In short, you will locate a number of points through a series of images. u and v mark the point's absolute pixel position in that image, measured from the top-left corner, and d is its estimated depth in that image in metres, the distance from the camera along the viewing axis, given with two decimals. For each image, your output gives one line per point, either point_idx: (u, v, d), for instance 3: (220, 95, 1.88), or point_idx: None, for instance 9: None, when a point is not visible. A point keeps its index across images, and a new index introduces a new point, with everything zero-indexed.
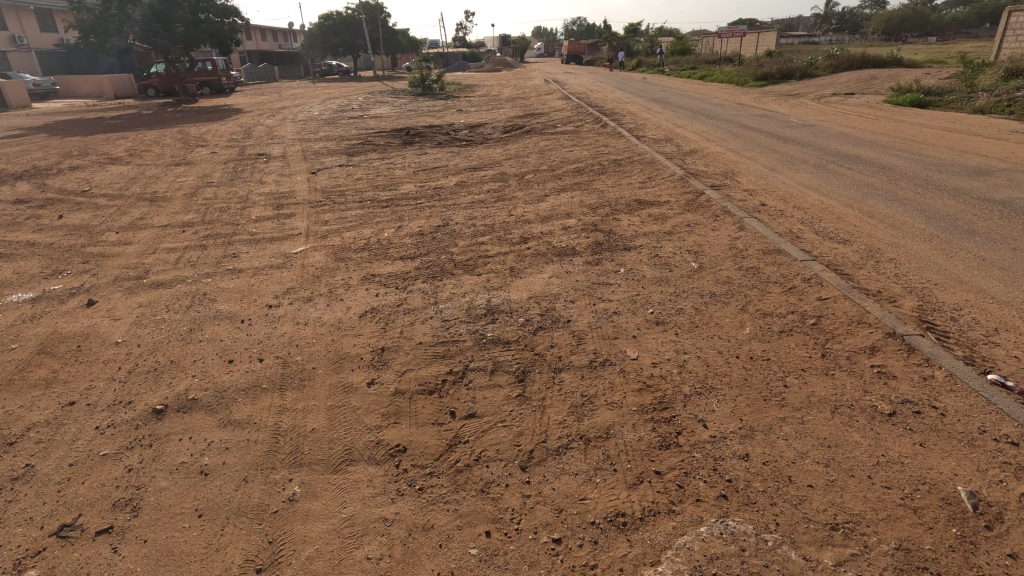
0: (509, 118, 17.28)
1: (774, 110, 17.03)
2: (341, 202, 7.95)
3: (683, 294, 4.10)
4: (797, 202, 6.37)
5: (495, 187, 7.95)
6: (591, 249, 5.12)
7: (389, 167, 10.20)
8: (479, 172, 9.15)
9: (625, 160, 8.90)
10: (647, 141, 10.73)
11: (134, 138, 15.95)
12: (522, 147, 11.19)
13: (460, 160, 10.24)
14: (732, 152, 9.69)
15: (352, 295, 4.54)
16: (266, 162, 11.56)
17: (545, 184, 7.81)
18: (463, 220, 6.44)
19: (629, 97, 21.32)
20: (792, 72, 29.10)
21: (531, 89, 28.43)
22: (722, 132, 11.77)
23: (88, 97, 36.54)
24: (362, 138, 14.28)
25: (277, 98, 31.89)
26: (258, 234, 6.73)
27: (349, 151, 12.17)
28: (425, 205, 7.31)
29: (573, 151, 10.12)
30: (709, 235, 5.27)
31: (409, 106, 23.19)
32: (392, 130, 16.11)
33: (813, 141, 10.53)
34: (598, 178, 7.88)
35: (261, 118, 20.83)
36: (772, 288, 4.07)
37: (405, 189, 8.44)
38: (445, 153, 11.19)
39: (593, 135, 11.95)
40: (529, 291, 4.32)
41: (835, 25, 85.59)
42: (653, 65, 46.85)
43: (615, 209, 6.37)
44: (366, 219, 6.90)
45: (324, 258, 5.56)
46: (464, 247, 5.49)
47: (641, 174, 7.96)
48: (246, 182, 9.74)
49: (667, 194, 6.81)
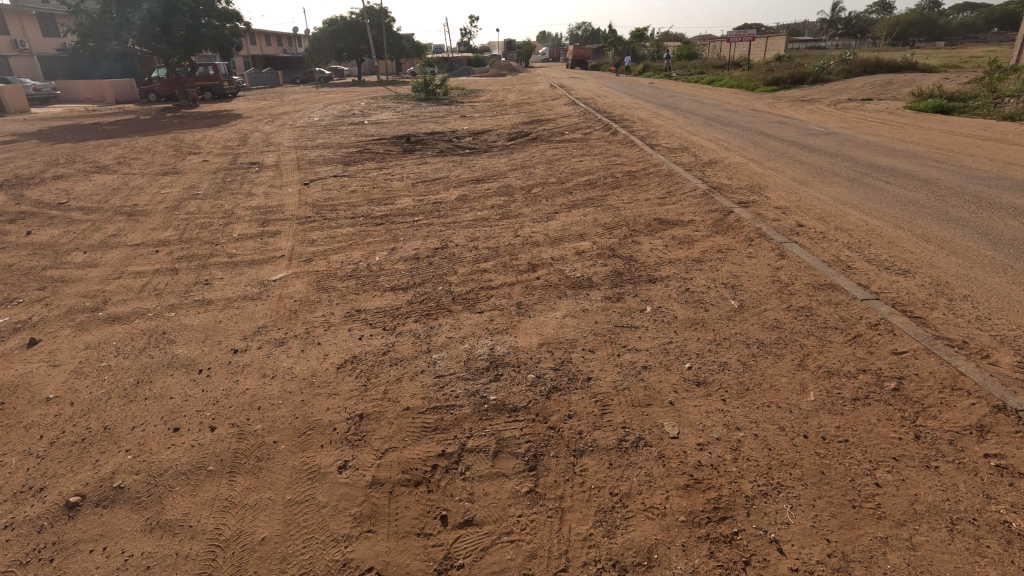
0: (514, 125, 16.65)
1: (791, 116, 16.36)
2: (332, 218, 7.31)
3: (726, 343, 3.41)
4: (837, 222, 5.68)
5: (500, 202, 7.30)
6: (611, 280, 4.44)
7: (386, 178, 9.56)
8: (483, 184, 8.50)
9: (639, 172, 8.23)
10: (662, 150, 10.07)
11: (125, 144, 15.43)
12: (528, 157, 10.54)
13: (463, 171, 9.60)
14: (755, 162, 9.01)
15: (332, 339, 3.87)
16: (257, 171, 10.94)
17: (554, 200, 7.15)
18: (464, 241, 5.78)
19: (638, 103, 20.70)
20: (804, 78, 28.38)
21: (536, 94, 27.84)
22: (741, 140, 11.09)
23: (89, 102, 36.20)
24: (360, 145, 13.70)
25: (279, 103, 31.43)
26: (238, 255, 6.09)
27: (346, 160, 11.56)
28: (423, 223, 6.65)
29: (583, 161, 9.47)
30: (746, 263, 4.58)
31: (412, 112, 22.61)
32: (393, 136, 15.52)
33: (841, 150, 9.84)
34: (612, 193, 7.21)
35: (260, 124, 20.31)
36: (833, 337, 3.38)
37: (403, 204, 7.79)
38: (447, 163, 10.56)
39: (603, 144, 11.31)
40: (540, 336, 3.64)
41: (842, 29, 84.87)
42: (660, 71, 46.28)
43: (634, 230, 5.69)
44: (357, 239, 6.25)
45: (306, 288, 4.90)
46: (465, 276, 4.82)
47: (658, 188, 7.29)
48: (233, 195, 9.12)
49: (690, 213, 6.13)
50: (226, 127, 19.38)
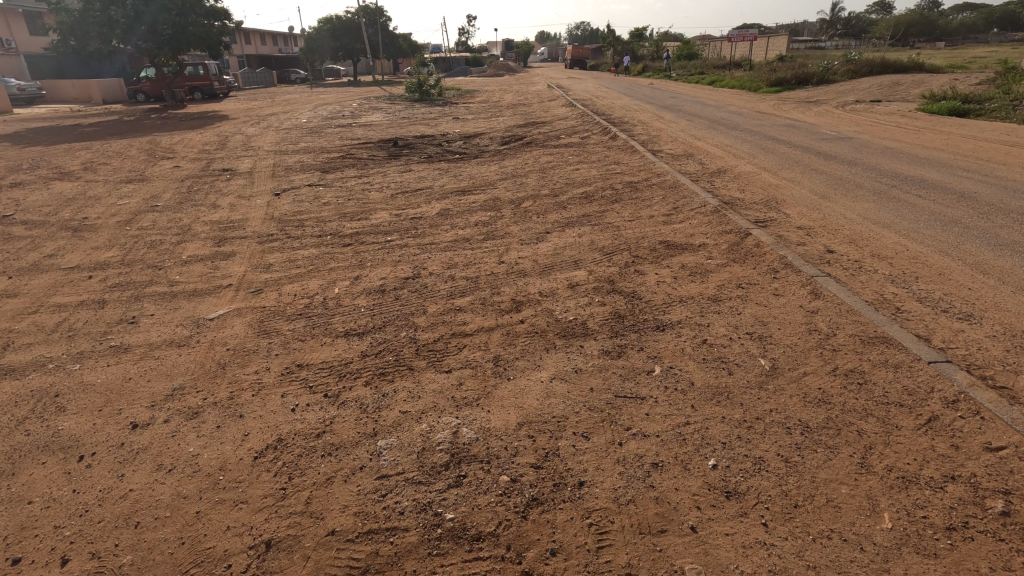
0: (508, 127, 15.85)
1: (800, 118, 15.59)
2: (296, 237, 6.50)
3: (760, 426, 2.62)
4: (874, 247, 4.90)
5: (485, 218, 6.50)
6: (611, 327, 3.63)
7: (364, 189, 8.74)
8: (468, 196, 7.69)
9: (640, 183, 7.43)
10: (665, 157, 9.29)
11: (97, 148, 14.62)
12: (520, 164, 9.75)
13: (448, 180, 8.78)
14: (768, 172, 8.21)
15: (258, 410, 3.06)
16: (227, 179, 10.10)
17: (545, 216, 6.35)
18: (439, 269, 4.98)
19: (638, 104, 19.88)
20: (808, 78, 27.56)
21: (532, 95, 27.05)
22: (749, 146, 10.30)
23: (75, 102, 35.30)
24: (344, 150, 12.93)
25: (269, 104, 30.59)
26: (180, 283, 5.29)
27: (325, 167, 10.73)
28: (396, 244, 5.84)
29: (578, 170, 8.67)
30: (773, 304, 3.79)
31: (403, 114, 21.77)
32: (380, 140, 14.74)
33: (860, 158, 9.06)
34: (612, 209, 6.40)
35: (244, 126, 19.49)
36: (901, 419, 2.59)
37: (378, 219, 6.99)
38: (433, 170, 9.75)
39: (602, 149, 10.55)
40: (519, 412, 2.85)
41: (843, 29, 84.43)
42: (659, 71, 45.59)
43: (637, 257, 4.89)
44: (320, 265, 5.44)
45: (245, 330, 4.09)
46: (436, 317, 4.03)
47: (664, 203, 6.48)
48: (195, 207, 8.30)
49: (701, 235, 5.32)
50: (207, 130, 18.54)
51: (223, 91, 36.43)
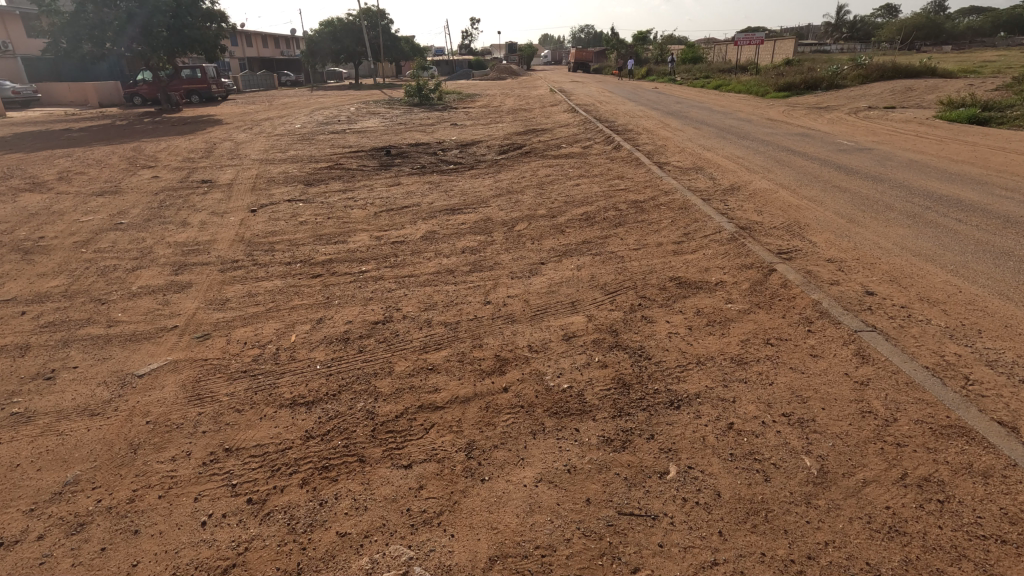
0: (507, 135, 15.19)
1: (812, 126, 14.88)
2: (262, 264, 5.82)
3: (814, 574, 1.94)
4: (920, 288, 4.21)
5: (473, 244, 5.82)
6: (613, 402, 2.95)
7: (347, 205, 8.10)
8: (457, 216, 7.01)
9: (646, 203, 6.75)
10: (673, 171, 8.63)
11: (78, 156, 14.02)
12: (517, 177, 9.08)
13: (438, 196, 8.11)
14: (786, 189, 7.52)
15: (160, 523, 2.39)
16: (204, 192, 9.45)
17: (541, 243, 5.67)
18: (415, 310, 4.31)
19: (642, 110, 19.19)
20: (817, 83, 26.82)
21: (534, 100, 26.38)
22: (763, 159, 9.61)
23: (71, 105, 34.83)
24: (333, 159, 12.30)
25: (265, 108, 30.03)
26: (120, 322, 4.62)
27: (310, 179, 10.07)
28: (371, 276, 5.16)
29: (578, 186, 7.99)
30: (812, 370, 3.11)
31: (400, 119, 21.12)
32: (373, 148, 14.11)
33: (884, 173, 8.37)
34: (615, 235, 5.72)
35: (235, 132, 18.89)
36: (1008, 569, 1.91)
37: (356, 243, 6.31)
38: (423, 183, 9.08)
39: (604, 161, 9.89)
40: (493, 538, 2.18)
41: (849, 32, 83.70)
42: (664, 74, 44.93)
43: (645, 299, 4.21)
44: (281, 302, 4.76)
45: (173, 393, 3.41)
46: (403, 380, 3.35)
47: (674, 227, 5.80)
48: (162, 225, 7.64)
49: (717, 271, 4.64)
50: (196, 136, 17.91)
51: (221, 94, 35.92)
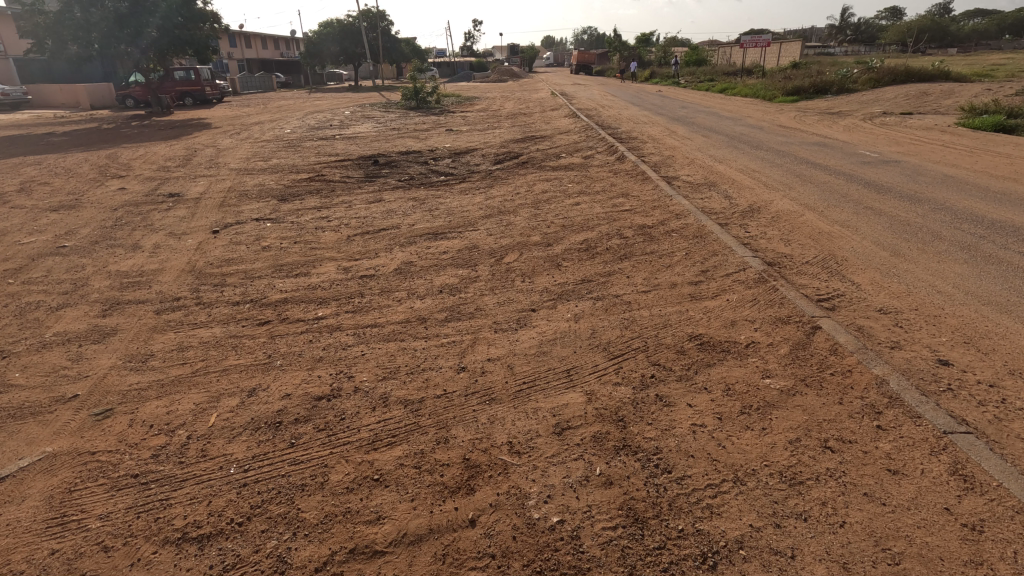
0: (503, 142, 14.38)
1: (828, 134, 14.03)
2: (205, 304, 4.97)
3: None
4: (1003, 355, 3.36)
5: (453, 282, 4.96)
6: (620, 555, 2.10)
7: (319, 226, 7.28)
8: (440, 242, 6.15)
9: (656, 230, 5.89)
10: (682, 189, 7.79)
11: (48, 164, 13.23)
12: (510, 193, 8.25)
13: (421, 216, 7.25)
14: (813, 211, 6.67)
15: None
16: (167, 208, 8.61)
17: (533, 282, 4.81)
18: (372, 379, 3.46)
19: (646, 116, 18.33)
20: (827, 87, 25.88)
21: (534, 103, 25.51)
22: (781, 174, 8.74)
23: (62, 108, 34.13)
24: (316, 169, 11.49)
25: (259, 111, 29.25)
26: (11, 386, 3.77)
27: (286, 194, 9.23)
28: (327, 324, 4.30)
29: (577, 206, 7.15)
30: (897, 502, 2.24)
31: (394, 124, 20.28)
32: (361, 156, 13.31)
33: (920, 191, 7.51)
34: (620, 272, 4.85)
35: (221, 137, 18.10)
36: None
37: (320, 277, 5.46)
38: (407, 200, 8.22)
39: (606, 175, 9.06)
40: None
41: (854, 35, 82.78)
42: (667, 77, 44.11)
43: (660, 368, 3.35)
44: (213, 361, 3.91)
45: (31, 512, 2.56)
46: (338, 499, 2.49)
47: (690, 263, 4.93)
48: (110, 249, 6.80)
49: (747, 327, 3.77)
50: (179, 141, 17.10)
51: (215, 96, 35.16)
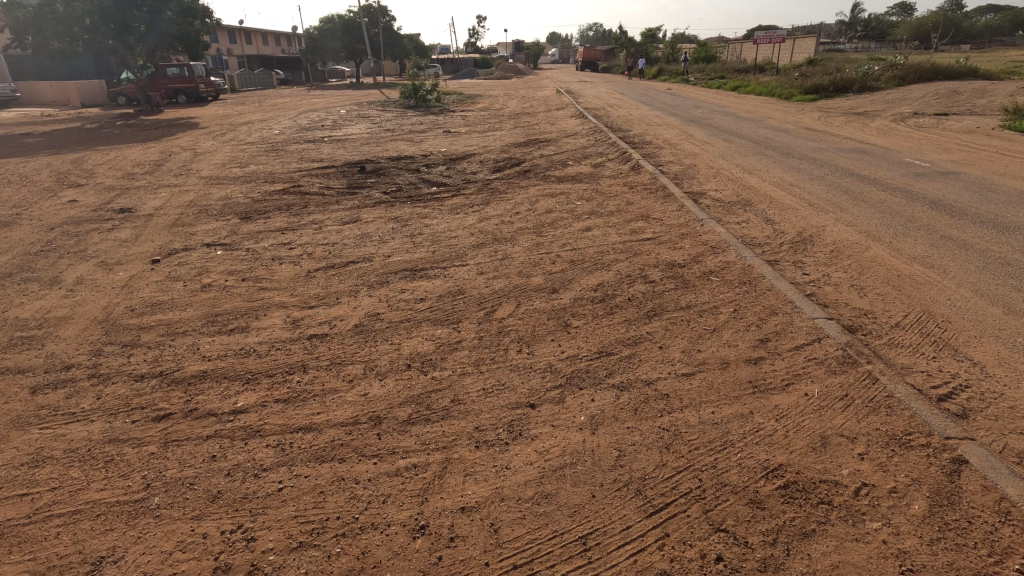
0: (504, 146, 13.18)
1: (861, 138, 12.76)
2: (100, 376, 3.76)
3: None
4: None
5: (428, 351, 3.75)
6: None
7: (280, 254, 6.09)
8: (418, 283, 4.92)
9: (689, 272, 4.67)
10: (712, 209, 6.58)
11: (6, 169, 12.09)
12: (508, 212, 7.04)
13: (400, 244, 6.03)
14: (878, 242, 5.44)
15: None
16: (110, 229, 7.40)
17: (533, 354, 3.59)
18: (280, 549, 2.25)
19: (659, 117, 17.05)
20: (848, 85, 24.48)
21: (538, 103, 24.25)
22: (826, 189, 7.51)
23: (52, 106, 33.01)
24: (294, 179, 10.32)
25: (252, 110, 28.05)
26: None
27: (252, 211, 8.01)
28: (243, 425, 3.08)
29: (588, 233, 5.92)
30: None
31: (388, 125, 19.02)
32: (348, 162, 12.12)
33: (999, 213, 6.26)
34: (651, 342, 3.63)
35: (203, 139, 16.93)
36: None
37: (259, 335, 4.23)
38: (387, 221, 7.00)
39: (620, 189, 7.85)
40: None
41: (865, 32, 81.20)
42: (675, 75, 42.72)
43: (729, 542, 2.13)
44: (66, 491, 2.69)
45: None
46: None
47: (742, 328, 3.70)
48: (21, 285, 5.60)
49: (847, 453, 2.54)
50: (157, 144, 15.93)
51: (209, 93, 33.99)
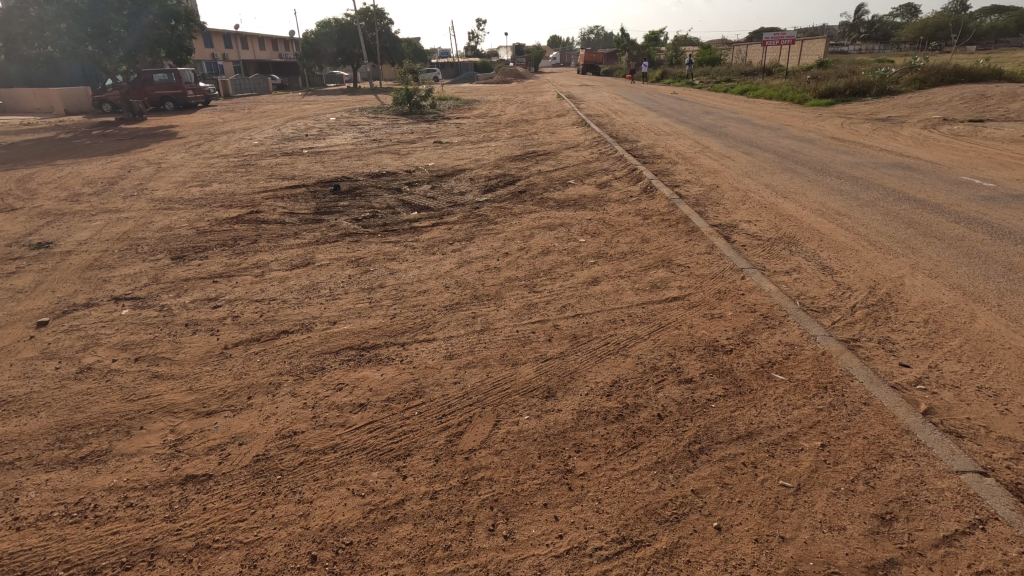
0: (498, 160, 11.85)
1: (898, 149, 11.41)
2: None
3: None
4: None
5: (351, 522, 2.40)
6: None
7: (198, 315, 4.74)
8: (361, 375, 3.57)
9: (741, 363, 3.32)
10: (750, 252, 5.23)
11: None
12: (494, 253, 5.70)
13: (353, 303, 4.69)
14: (984, 304, 4.08)
15: None
16: (10, 273, 6.06)
17: (515, 539, 2.24)
18: None
19: (667, 125, 15.77)
20: (865, 88, 23.10)
21: (538, 109, 22.93)
22: (884, 221, 6.15)
23: (34, 114, 31.78)
24: (256, 202, 9.01)
25: (238, 117, 26.76)
26: None
27: (190, 247, 6.68)
28: None
29: (595, 291, 4.57)
30: None
31: (375, 135, 17.68)
32: (322, 179, 10.80)
33: None
34: (701, 517, 2.28)
35: (174, 151, 15.63)
36: None
37: (114, 471, 2.88)
38: (345, 265, 5.66)
39: (631, 220, 6.52)
40: None
41: (869, 33, 80.02)
42: (680, 78, 41.45)
43: None
44: None
45: None
46: None
47: (844, 490, 2.34)
48: None
49: None
50: (122, 158, 14.62)
51: (198, 100, 32.66)
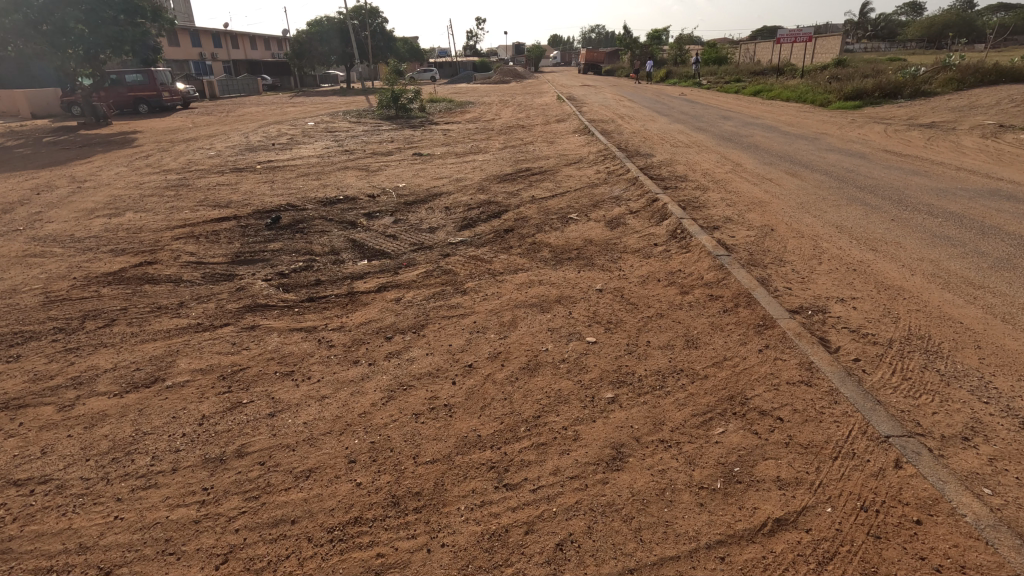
0: (483, 179, 9.72)
1: (976, 166, 9.28)
2: None
3: None
4: None
5: None
6: None
7: None
8: None
9: None
10: (875, 381, 3.09)
11: None
12: (449, 366, 3.54)
13: (169, 506, 2.53)
14: None
15: None
16: None
17: None
18: None
19: (683, 133, 13.66)
20: (896, 89, 20.94)
21: (535, 112, 20.82)
22: None
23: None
24: (158, 245, 6.86)
25: (211, 122, 24.61)
26: None
27: (12, 333, 4.53)
28: None
29: (620, 493, 2.41)
30: None
31: (350, 144, 15.54)
32: (262, 206, 8.67)
33: None
34: None
35: (113, 165, 13.52)
36: None
37: None
38: (207, 389, 3.50)
39: (663, 296, 4.37)
40: None
41: (876, 32, 78.12)
42: (686, 77, 39.36)
43: None
44: None
45: None
46: None
47: None
48: None
49: None
50: (47, 173, 12.46)
51: (175, 102, 30.51)
